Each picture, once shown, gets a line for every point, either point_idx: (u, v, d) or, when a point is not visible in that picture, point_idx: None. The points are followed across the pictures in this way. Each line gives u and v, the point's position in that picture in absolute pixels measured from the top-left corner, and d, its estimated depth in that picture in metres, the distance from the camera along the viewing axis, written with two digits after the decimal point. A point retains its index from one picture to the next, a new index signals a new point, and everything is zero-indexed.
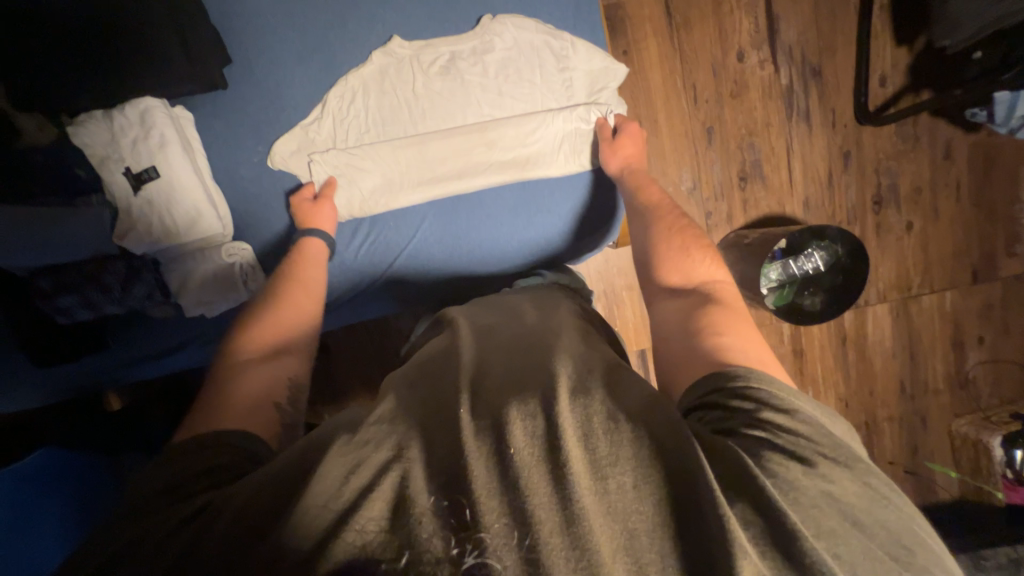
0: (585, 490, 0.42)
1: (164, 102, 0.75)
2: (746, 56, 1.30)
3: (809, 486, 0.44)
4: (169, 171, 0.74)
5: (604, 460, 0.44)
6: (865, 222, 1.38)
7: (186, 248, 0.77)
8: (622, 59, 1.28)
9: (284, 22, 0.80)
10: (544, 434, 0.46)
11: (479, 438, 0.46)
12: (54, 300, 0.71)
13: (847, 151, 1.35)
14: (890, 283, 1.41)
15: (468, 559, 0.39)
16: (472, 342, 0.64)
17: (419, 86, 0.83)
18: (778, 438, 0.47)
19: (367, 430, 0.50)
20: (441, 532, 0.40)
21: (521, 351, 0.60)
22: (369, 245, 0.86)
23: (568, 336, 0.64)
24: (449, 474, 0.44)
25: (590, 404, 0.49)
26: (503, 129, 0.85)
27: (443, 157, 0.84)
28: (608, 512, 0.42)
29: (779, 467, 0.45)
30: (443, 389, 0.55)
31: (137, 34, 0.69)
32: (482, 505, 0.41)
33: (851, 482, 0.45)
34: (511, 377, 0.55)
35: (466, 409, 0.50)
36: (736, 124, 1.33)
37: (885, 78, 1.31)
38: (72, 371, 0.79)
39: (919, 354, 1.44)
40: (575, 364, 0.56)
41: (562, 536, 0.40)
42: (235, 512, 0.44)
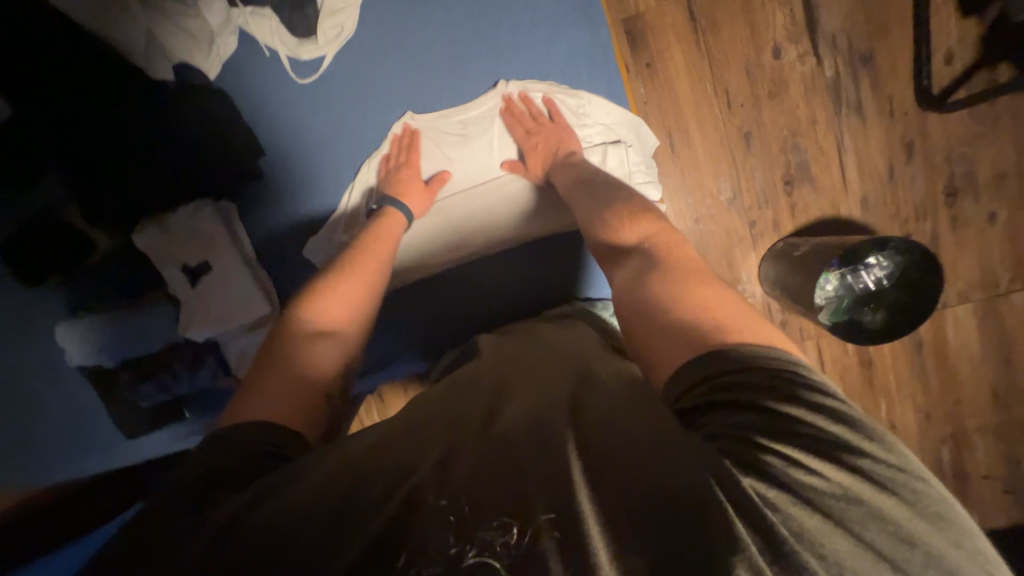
0: (588, 490, 0.42)
1: (213, 200, 0.81)
2: (783, 51, 1.20)
3: (819, 483, 0.40)
4: (220, 263, 0.80)
5: (609, 460, 0.43)
6: (936, 217, 1.24)
7: (240, 328, 0.82)
8: (646, 72, 1.23)
9: (308, 109, 0.83)
10: (549, 438, 0.46)
11: (485, 444, 0.47)
12: (138, 387, 0.81)
13: (910, 141, 1.22)
14: (973, 280, 1.26)
15: (468, 557, 0.39)
16: (491, 364, 0.65)
17: (442, 155, 0.86)
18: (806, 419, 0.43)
19: (380, 442, 0.51)
20: (442, 531, 0.41)
21: (535, 371, 0.60)
22: (405, 307, 0.89)
23: (584, 352, 0.63)
24: (452, 474, 0.45)
25: (597, 411, 0.49)
26: (518, 181, 0.88)
27: (469, 220, 0.88)
28: (611, 512, 0.40)
29: (806, 467, 0.40)
30: (460, 399, 0.56)
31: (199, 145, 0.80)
32: (484, 506, 0.42)
33: (885, 472, 0.40)
34: (524, 393, 0.55)
35: (478, 418, 0.51)
36: (776, 125, 1.23)
37: (951, 56, 1.17)
38: (152, 443, 0.87)
39: (1014, 358, 1.28)
40: (587, 376, 0.56)
41: (563, 534, 0.39)
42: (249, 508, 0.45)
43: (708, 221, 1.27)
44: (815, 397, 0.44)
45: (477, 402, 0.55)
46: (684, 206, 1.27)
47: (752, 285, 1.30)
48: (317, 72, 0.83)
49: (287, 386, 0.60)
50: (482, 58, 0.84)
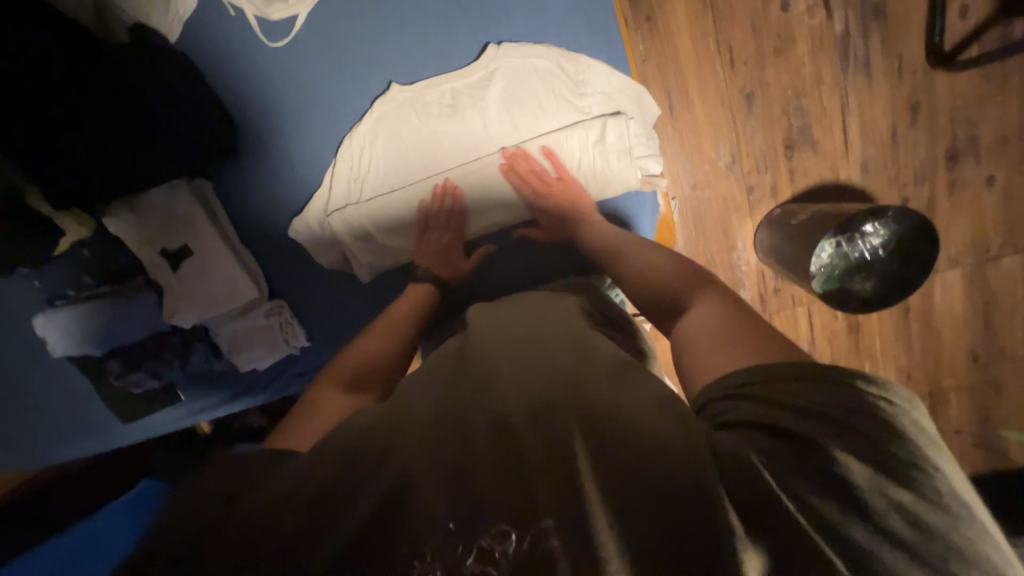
0: (591, 486, 0.41)
1: (186, 178, 0.76)
2: (791, 3, 1.12)
3: (831, 470, 0.39)
4: (201, 247, 0.77)
5: (610, 455, 0.43)
6: (934, 182, 1.22)
7: (229, 313, 0.80)
8: (646, 27, 1.15)
9: (284, 79, 0.77)
10: (551, 437, 0.45)
11: (483, 439, 0.46)
12: (127, 376, 0.79)
13: (916, 102, 1.17)
14: (964, 246, 1.26)
15: (465, 564, 0.39)
16: (482, 342, 0.63)
17: (425, 130, 0.78)
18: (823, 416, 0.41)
19: (374, 434, 0.49)
20: (442, 537, 0.41)
21: (529, 352, 0.58)
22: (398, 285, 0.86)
23: (578, 332, 0.62)
24: (450, 476, 0.44)
25: (594, 402, 0.48)
26: (509, 159, 0.80)
27: (458, 200, 0.81)
28: (614, 508, 0.40)
29: (811, 455, 0.40)
30: (455, 389, 0.54)
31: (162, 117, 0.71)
32: (484, 511, 0.41)
33: (898, 471, 0.39)
34: (518, 376, 0.53)
35: (476, 412, 0.50)
36: (780, 86, 1.18)
37: (966, 9, 1.10)
38: (153, 426, 0.88)
39: (995, 321, 1.31)
40: (581, 361, 0.55)
41: (562, 538, 0.39)
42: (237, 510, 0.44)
43: (705, 188, 1.24)
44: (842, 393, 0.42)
45: (472, 393, 0.53)
46: (681, 172, 1.23)
47: (746, 252, 1.29)
48: (291, 35, 0.76)
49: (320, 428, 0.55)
50: (470, 16, 0.77)
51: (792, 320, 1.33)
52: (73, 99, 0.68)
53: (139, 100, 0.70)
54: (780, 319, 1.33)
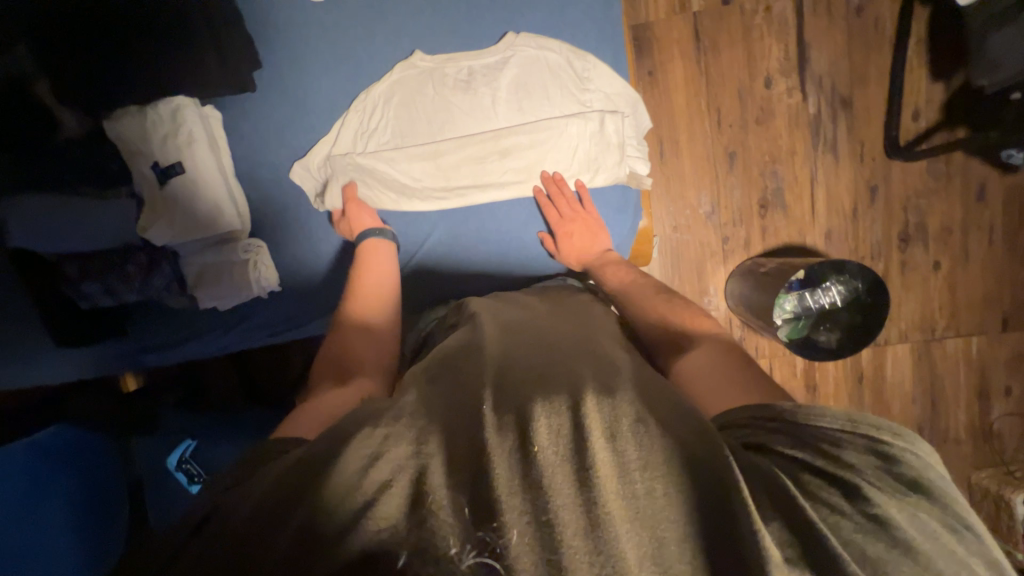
0: (611, 493, 0.39)
1: (196, 101, 0.77)
2: (774, 83, 1.28)
3: (838, 505, 0.40)
4: (193, 167, 0.76)
5: (633, 464, 0.41)
6: (889, 259, 1.34)
7: (206, 242, 0.79)
8: (647, 80, 1.28)
9: (312, 29, 0.81)
10: (568, 433, 0.43)
11: (499, 434, 0.44)
12: (79, 285, 0.75)
13: (874, 185, 1.32)
14: (913, 323, 1.36)
15: (467, 559, 0.36)
16: (498, 340, 0.61)
17: (437, 102, 0.83)
18: (836, 458, 0.42)
19: (391, 420, 0.47)
20: (457, 527, 0.38)
21: (551, 357, 0.56)
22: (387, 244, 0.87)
23: (584, 337, 0.62)
24: (468, 468, 0.42)
25: (617, 409, 0.46)
26: (510, 137, 0.84)
27: (456, 169, 0.84)
28: (636, 517, 0.38)
29: (820, 491, 0.41)
30: (467, 382, 0.53)
31: (181, 36, 0.72)
32: (502, 503, 0.39)
33: (904, 510, 0.39)
34: (539, 376, 0.51)
35: (489, 402, 0.48)
36: (760, 151, 1.31)
37: (918, 113, 1.28)
38: (89, 355, 0.82)
39: (940, 399, 1.38)
40: (603, 369, 0.53)
41: (586, 540, 0.37)
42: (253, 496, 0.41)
43: (685, 231, 1.32)
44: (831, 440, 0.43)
45: (483, 383, 0.51)
46: (664, 213, 1.32)
47: (717, 298, 1.35)
48: None
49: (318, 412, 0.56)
50: (497, 9, 0.84)
51: None
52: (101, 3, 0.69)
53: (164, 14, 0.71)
54: None
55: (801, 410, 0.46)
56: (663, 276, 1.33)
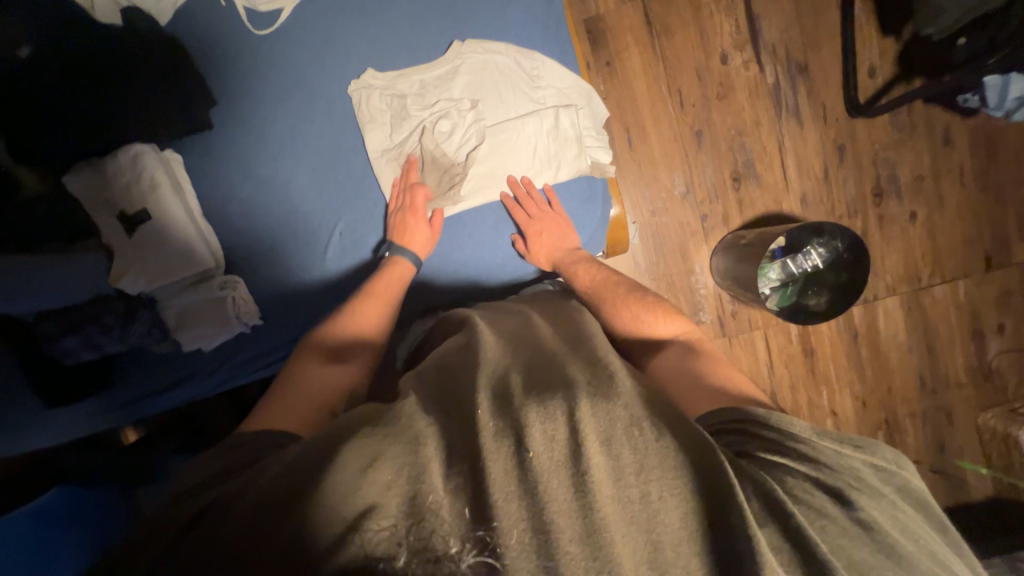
0: (607, 499, 0.40)
1: (155, 146, 0.77)
2: (729, 58, 1.30)
3: (824, 508, 0.44)
4: (160, 212, 0.76)
5: (627, 467, 0.42)
6: (866, 215, 1.35)
7: (183, 283, 0.79)
8: (605, 71, 1.29)
9: (262, 61, 0.81)
10: (564, 437, 0.43)
11: (496, 440, 0.43)
12: (59, 342, 0.75)
13: (841, 145, 1.33)
14: (899, 275, 1.37)
15: (467, 558, 0.38)
16: (488, 343, 0.60)
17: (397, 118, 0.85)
18: (813, 464, 0.47)
19: (388, 423, 0.46)
20: (457, 530, 0.39)
21: (542, 361, 0.56)
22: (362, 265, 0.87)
23: (574, 339, 0.62)
24: (464, 476, 0.42)
25: (611, 410, 0.46)
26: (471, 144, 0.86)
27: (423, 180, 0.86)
28: (631, 522, 0.40)
29: (805, 494, 0.44)
30: (461, 383, 0.52)
31: (139, 88, 0.75)
32: (499, 509, 0.39)
33: (877, 509, 0.44)
34: (531, 380, 0.51)
35: (483, 404, 0.47)
36: (725, 126, 1.32)
37: (873, 69, 1.30)
38: (78, 412, 0.81)
39: (936, 346, 1.39)
40: (599, 369, 0.53)
41: (582, 545, 0.38)
42: (248, 508, 0.42)
43: (663, 213, 1.33)
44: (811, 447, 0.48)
45: (476, 383, 0.50)
46: (640, 199, 1.32)
47: (704, 276, 1.35)
48: (273, 25, 0.81)
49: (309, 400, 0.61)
50: (442, 18, 0.85)
51: (752, 344, 1.37)
52: (56, 65, 0.72)
53: (119, 68, 0.74)
54: (739, 342, 1.37)
55: (781, 416, 0.51)
56: (648, 261, 1.34)
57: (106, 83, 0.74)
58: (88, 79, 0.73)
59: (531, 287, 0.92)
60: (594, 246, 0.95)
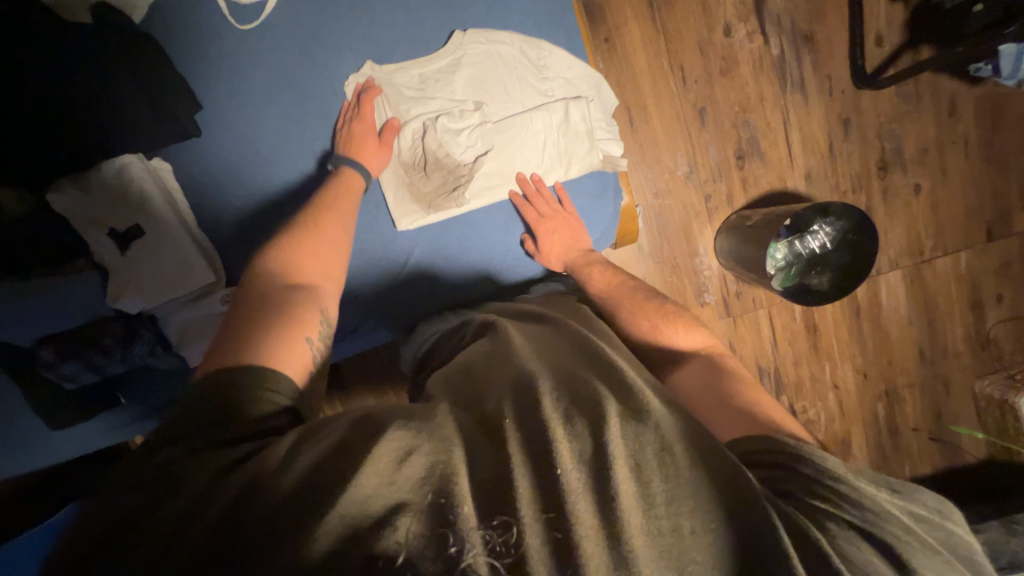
0: (635, 530, 0.39)
1: (141, 156, 0.73)
2: (733, 30, 1.25)
3: (857, 545, 0.42)
4: (152, 226, 0.73)
5: (659, 497, 0.41)
6: (870, 190, 1.34)
7: (183, 299, 0.76)
8: (605, 47, 1.23)
9: (250, 60, 0.77)
10: (594, 458, 0.42)
11: (525, 449, 0.42)
12: (59, 367, 0.72)
13: (847, 118, 1.30)
14: (901, 249, 1.37)
15: (470, 557, 0.36)
16: (518, 344, 0.58)
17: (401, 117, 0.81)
18: (856, 498, 0.45)
19: (415, 424, 0.45)
20: (482, 537, 0.37)
21: (570, 365, 0.53)
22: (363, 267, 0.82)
23: (603, 344, 0.59)
24: (487, 482, 0.40)
25: (645, 428, 0.44)
26: (479, 141, 0.82)
27: (430, 175, 0.82)
28: (659, 556, 0.38)
29: (832, 519, 0.44)
30: (488, 387, 0.50)
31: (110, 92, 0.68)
32: (524, 524, 0.38)
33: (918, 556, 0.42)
34: (562, 387, 0.49)
35: (512, 412, 0.45)
36: (729, 102, 1.28)
37: (881, 38, 1.26)
38: (85, 431, 0.80)
39: (936, 318, 1.40)
40: (631, 378, 0.51)
41: (607, 573, 0.37)
42: (265, 490, 0.39)
43: (666, 195, 1.30)
44: (855, 485, 0.46)
45: (504, 388, 0.49)
46: (643, 180, 1.29)
47: (708, 257, 1.34)
48: (259, 18, 0.76)
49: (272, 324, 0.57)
50: (438, 6, 0.80)
51: (755, 323, 1.37)
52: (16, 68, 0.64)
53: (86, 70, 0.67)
54: (744, 322, 1.37)
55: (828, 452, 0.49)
56: (652, 245, 1.31)
57: (73, 87, 0.67)
58: (52, 83, 0.66)
59: (539, 286, 0.88)
60: (603, 242, 0.92)
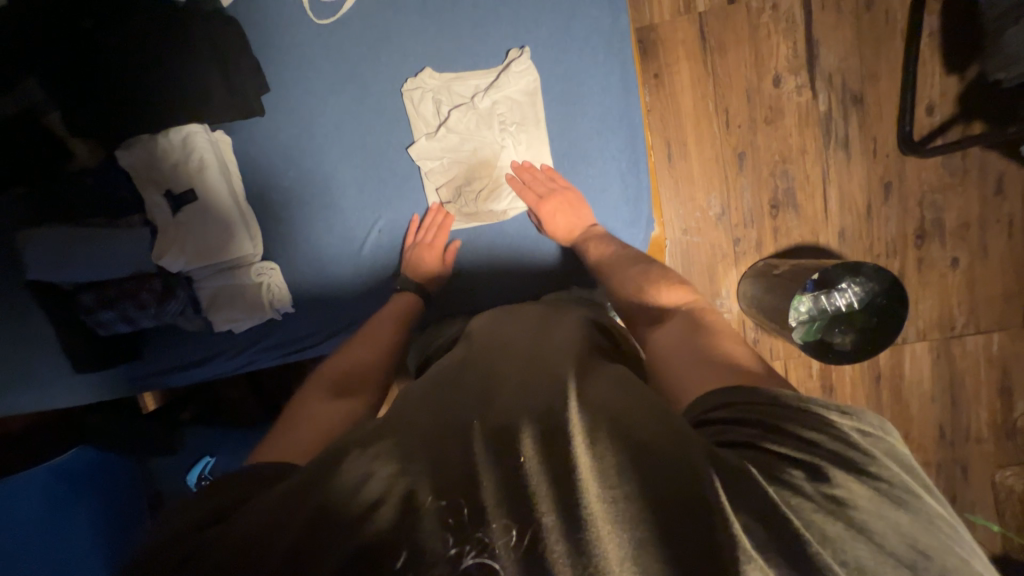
0: (591, 495, 0.38)
1: (206, 127, 0.77)
2: (782, 81, 1.26)
3: (810, 491, 0.40)
4: (204, 193, 0.77)
5: (611, 465, 0.40)
6: (905, 257, 1.31)
7: (219, 266, 0.80)
8: (653, 82, 1.27)
9: (319, 52, 0.81)
10: (551, 444, 0.42)
11: (488, 447, 0.43)
12: (96, 313, 0.76)
13: (888, 182, 1.29)
14: (931, 321, 1.33)
15: (468, 558, 0.36)
16: (490, 352, 0.60)
17: (449, 123, 0.83)
18: (799, 439, 0.43)
19: (381, 439, 0.46)
20: (442, 532, 0.37)
21: (539, 364, 0.55)
22: (390, 256, 0.86)
23: (581, 346, 0.60)
24: (457, 475, 0.41)
25: (596, 412, 0.45)
26: (526, 149, 0.86)
27: (473, 182, 0.86)
28: (617, 517, 0.37)
29: (783, 474, 0.41)
30: (459, 394, 0.52)
31: (185, 64, 0.73)
32: (486, 505, 0.39)
33: (862, 487, 0.40)
34: (529, 387, 0.50)
35: (479, 417, 0.47)
36: (770, 151, 1.29)
37: (932, 108, 1.25)
38: (107, 378, 0.83)
39: (960, 397, 1.35)
40: (592, 375, 0.52)
41: (565, 543, 0.36)
42: (258, 513, 0.41)
43: (695, 234, 1.30)
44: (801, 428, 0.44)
45: (474, 398, 0.50)
46: (674, 216, 1.30)
47: (729, 301, 1.33)
48: (335, 15, 0.81)
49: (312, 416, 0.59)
50: (501, 22, 0.84)
51: None
52: (114, 37, 0.71)
53: (170, 43, 0.72)
54: None
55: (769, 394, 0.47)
56: None
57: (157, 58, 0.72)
58: (139, 53, 0.72)
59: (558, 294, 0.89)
60: None
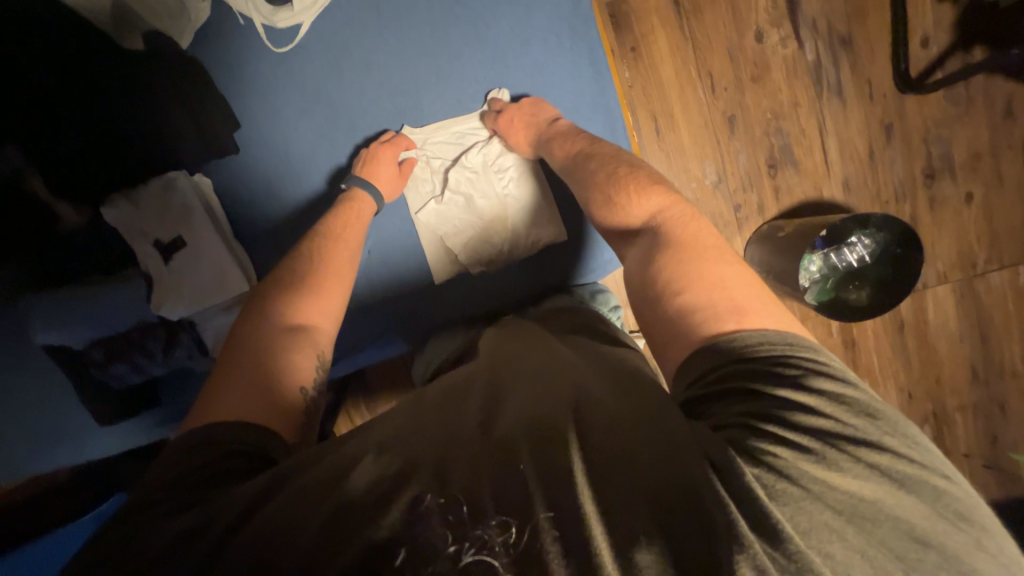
0: (587, 496, 0.39)
1: (186, 172, 0.78)
2: (765, 35, 1.21)
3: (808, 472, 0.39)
4: (193, 238, 0.78)
5: (613, 463, 0.40)
6: (915, 200, 1.26)
7: (217, 306, 0.80)
8: (631, 56, 1.22)
9: (285, 80, 0.81)
10: (552, 445, 0.42)
11: (489, 446, 0.43)
12: (108, 367, 0.78)
13: (888, 124, 1.24)
14: (951, 261, 1.28)
15: (466, 557, 0.37)
16: (495, 359, 0.60)
17: (453, 184, 0.85)
18: (805, 422, 0.41)
19: (384, 439, 0.46)
20: (442, 529, 0.38)
21: (544, 366, 0.55)
22: (383, 271, 0.85)
23: (586, 349, 0.60)
24: (460, 477, 0.41)
25: (601, 409, 0.45)
26: (521, 188, 0.88)
27: (492, 235, 0.87)
28: (615, 515, 0.38)
29: (770, 456, 0.40)
30: (461, 395, 0.52)
31: (172, 122, 0.77)
32: (485, 502, 0.39)
33: (858, 469, 0.39)
34: (532, 390, 0.50)
35: (481, 418, 0.47)
36: (760, 109, 1.24)
37: (927, 40, 1.19)
38: (129, 429, 0.84)
39: (990, 335, 1.31)
40: (602, 373, 0.52)
41: (560, 544, 0.37)
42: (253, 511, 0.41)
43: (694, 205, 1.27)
44: (806, 413, 0.42)
45: (477, 397, 0.51)
46: None
47: None
48: (295, 40, 0.80)
49: (254, 378, 0.56)
50: (463, 22, 0.82)
51: None
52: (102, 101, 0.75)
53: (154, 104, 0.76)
54: None
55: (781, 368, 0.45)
56: None
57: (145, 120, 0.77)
58: (126, 117, 0.76)
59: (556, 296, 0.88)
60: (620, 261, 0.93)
